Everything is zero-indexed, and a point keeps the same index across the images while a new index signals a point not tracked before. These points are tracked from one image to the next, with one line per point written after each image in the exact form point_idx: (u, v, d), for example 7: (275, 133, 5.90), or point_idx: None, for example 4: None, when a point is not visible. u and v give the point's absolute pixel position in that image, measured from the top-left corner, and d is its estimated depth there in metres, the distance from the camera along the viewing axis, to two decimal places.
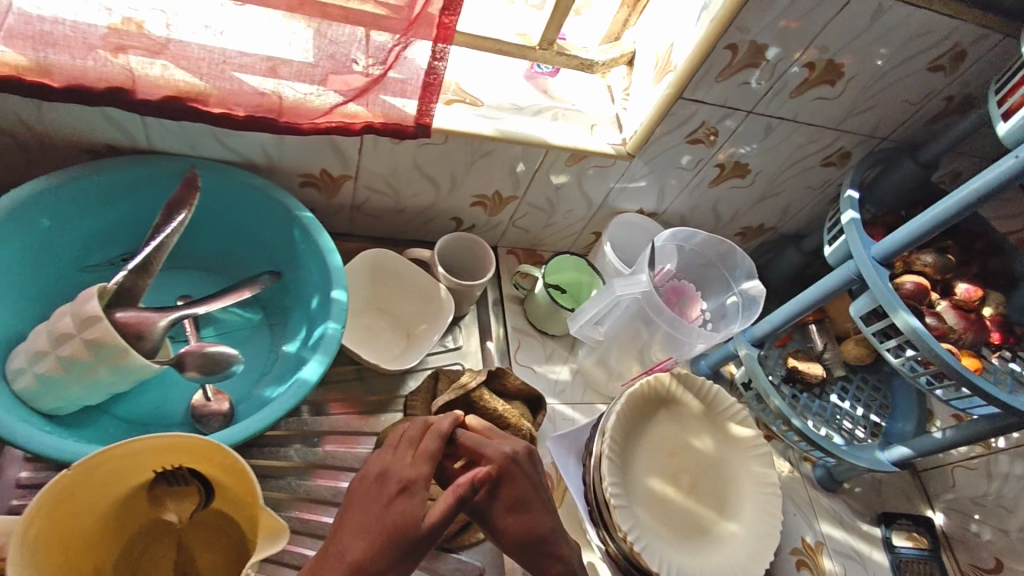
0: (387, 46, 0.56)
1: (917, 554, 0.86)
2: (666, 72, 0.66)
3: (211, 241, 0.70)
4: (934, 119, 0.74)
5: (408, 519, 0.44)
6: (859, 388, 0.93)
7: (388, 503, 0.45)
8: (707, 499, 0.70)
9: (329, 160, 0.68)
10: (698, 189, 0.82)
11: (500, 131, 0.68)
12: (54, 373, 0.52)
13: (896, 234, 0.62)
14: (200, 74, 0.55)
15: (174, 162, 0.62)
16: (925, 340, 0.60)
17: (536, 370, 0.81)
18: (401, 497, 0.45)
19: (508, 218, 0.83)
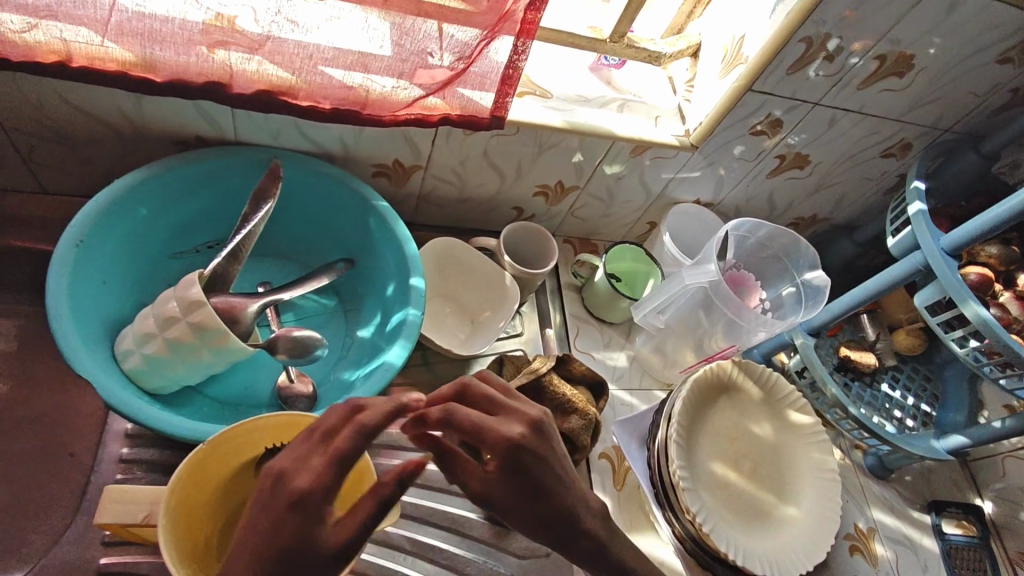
0: (470, 43, 0.57)
1: (967, 541, 0.87)
2: (735, 65, 0.67)
3: (289, 229, 0.72)
4: (999, 111, 0.74)
5: (305, 536, 0.37)
6: (909, 378, 0.93)
7: (277, 517, 0.38)
8: (769, 484, 0.72)
9: (402, 151, 0.70)
10: (757, 180, 0.83)
11: (569, 123, 0.70)
12: (160, 354, 0.55)
13: (966, 226, 0.63)
14: (292, 69, 0.57)
15: (259, 153, 0.65)
16: (995, 331, 0.62)
17: (595, 356, 0.83)
18: (293, 516, 0.37)
19: (567, 207, 0.84)
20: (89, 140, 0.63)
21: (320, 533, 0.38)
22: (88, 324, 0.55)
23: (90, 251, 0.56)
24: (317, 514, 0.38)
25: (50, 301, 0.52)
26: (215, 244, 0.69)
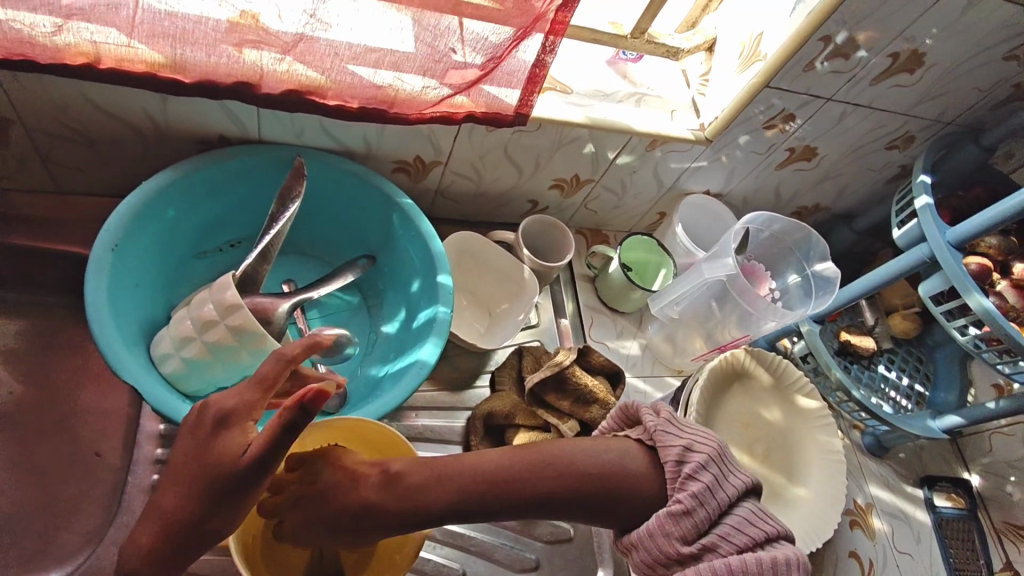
0: (501, 43, 0.58)
1: (955, 513, 0.92)
2: (753, 61, 0.69)
3: (309, 226, 0.72)
4: (999, 105, 0.77)
5: (219, 457, 0.43)
6: (904, 359, 0.97)
7: (204, 443, 0.44)
8: (778, 466, 0.76)
9: (423, 147, 0.71)
10: (765, 171, 0.85)
11: (590, 119, 0.71)
12: (201, 357, 0.56)
13: (972, 220, 0.66)
14: (323, 69, 0.57)
15: (283, 152, 0.65)
16: (996, 320, 0.64)
17: (609, 345, 0.85)
18: (214, 435, 0.44)
19: (581, 200, 0.85)
20: (110, 140, 0.62)
21: (231, 453, 0.43)
22: (127, 328, 0.55)
23: (124, 255, 0.56)
24: (229, 437, 0.43)
25: (91, 307, 0.52)
26: (238, 242, 0.69)
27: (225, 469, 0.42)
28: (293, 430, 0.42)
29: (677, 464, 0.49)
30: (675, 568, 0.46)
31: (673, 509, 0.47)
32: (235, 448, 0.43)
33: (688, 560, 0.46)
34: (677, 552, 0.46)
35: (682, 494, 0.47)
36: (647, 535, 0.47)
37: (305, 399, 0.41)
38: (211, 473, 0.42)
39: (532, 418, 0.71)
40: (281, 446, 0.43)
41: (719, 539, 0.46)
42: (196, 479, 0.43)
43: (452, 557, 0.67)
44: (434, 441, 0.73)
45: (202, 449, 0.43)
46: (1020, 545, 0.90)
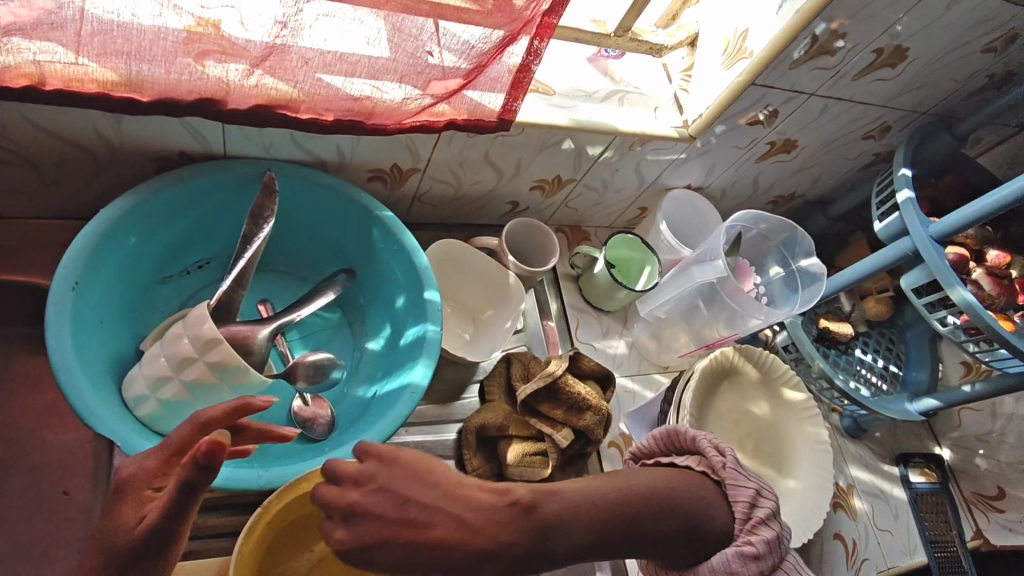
0: (487, 50, 0.55)
1: (930, 488, 0.95)
2: (739, 58, 0.68)
3: (281, 242, 0.68)
4: (973, 94, 0.78)
5: (117, 527, 0.39)
6: (878, 341, 0.99)
7: (107, 510, 0.40)
8: (768, 461, 0.76)
9: (400, 156, 0.67)
10: (745, 164, 0.85)
11: (575, 121, 0.68)
12: (179, 398, 0.52)
13: (954, 214, 0.67)
14: (294, 81, 0.53)
15: (251, 167, 0.60)
16: (978, 313, 0.66)
17: (596, 346, 0.85)
18: (118, 498, 0.40)
19: (562, 199, 0.84)
20: (57, 162, 0.57)
21: (128, 523, 0.39)
22: (96, 370, 0.51)
23: (86, 292, 0.52)
24: (127, 507, 0.39)
25: (54, 353, 0.48)
26: (207, 263, 0.65)
27: (122, 542, 0.38)
28: (189, 490, 0.37)
29: (749, 508, 0.42)
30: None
31: (744, 551, 0.40)
32: (132, 517, 0.39)
33: None
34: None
35: (755, 538, 0.40)
36: None
37: (197, 455, 0.36)
38: (107, 545, 0.38)
39: (525, 429, 0.70)
40: (177, 511, 0.38)
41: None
42: (94, 555, 0.38)
43: None
44: (427, 458, 0.71)
45: (103, 518, 0.39)
46: (989, 513, 0.95)
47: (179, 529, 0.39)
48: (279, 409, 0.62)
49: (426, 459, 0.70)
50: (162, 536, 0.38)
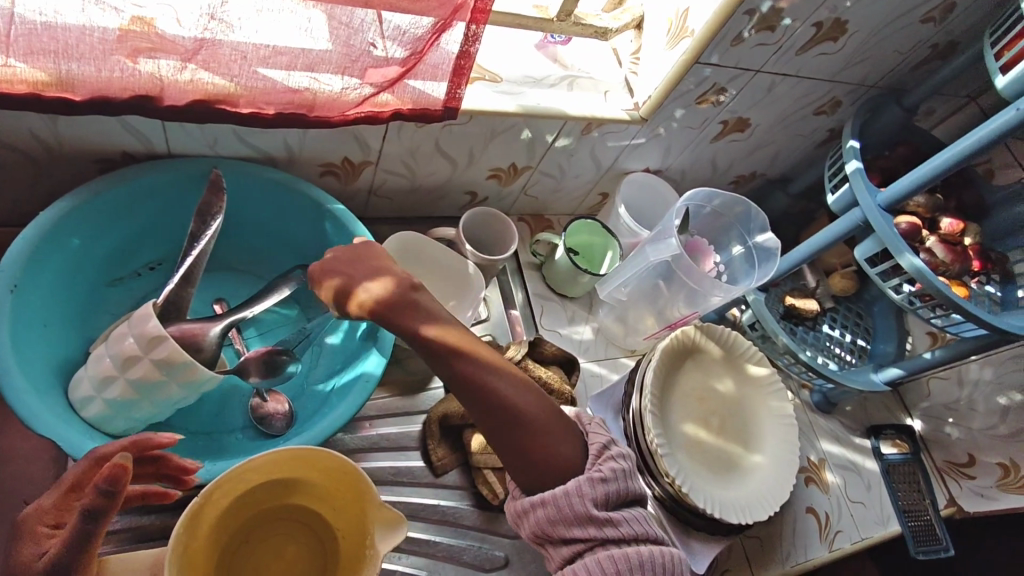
0: (421, 36, 0.55)
1: (901, 458, 0.96)
2: (682, 37, 0.68)
3: (235, 241, 0.68)
4: (920, 65, 0.79)
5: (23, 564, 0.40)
6: (846, 316, 1.00)
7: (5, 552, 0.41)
8: (735, 437, 0.76)
9: (350, 149, 0.67)
10: (700, 145, 0.86)
11: (522, 107, 0.69)
12: (126, 397, 0.52)
13: (900, 182, 0.68)
14: (230, 75, 0.53)
15: (197, 165, 0.60)
16: (928, 279, 0.66)
17: (561, 333, 0.85)
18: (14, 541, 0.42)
19: (520, 187, 0.84)
20: None
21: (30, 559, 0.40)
22: (39, 372, 0.51)
23: (26, 295, 0.52)
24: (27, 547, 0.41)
25: None
26: (159, 264, 0.64)
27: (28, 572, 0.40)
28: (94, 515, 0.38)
29: (600, 446, 0.53)
30: (577, 541, 0.49)
31: (594, 475, 0.50)
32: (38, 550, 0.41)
33: (595, 521, 0.49)
34: (585, 528, 0.49)
35: (604, 467, 0.51)
36: (565, 495, 0.49)
37: (100, 479, 0.38)
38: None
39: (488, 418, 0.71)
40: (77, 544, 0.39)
41: (628, 530, 0.49)
42: None
43: (418, 566, 0.66)
44: (390, 449, 0.71)
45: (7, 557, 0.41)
46: (962, 481, 0.96)
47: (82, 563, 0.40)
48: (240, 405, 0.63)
49: (390, 451, 0.70)
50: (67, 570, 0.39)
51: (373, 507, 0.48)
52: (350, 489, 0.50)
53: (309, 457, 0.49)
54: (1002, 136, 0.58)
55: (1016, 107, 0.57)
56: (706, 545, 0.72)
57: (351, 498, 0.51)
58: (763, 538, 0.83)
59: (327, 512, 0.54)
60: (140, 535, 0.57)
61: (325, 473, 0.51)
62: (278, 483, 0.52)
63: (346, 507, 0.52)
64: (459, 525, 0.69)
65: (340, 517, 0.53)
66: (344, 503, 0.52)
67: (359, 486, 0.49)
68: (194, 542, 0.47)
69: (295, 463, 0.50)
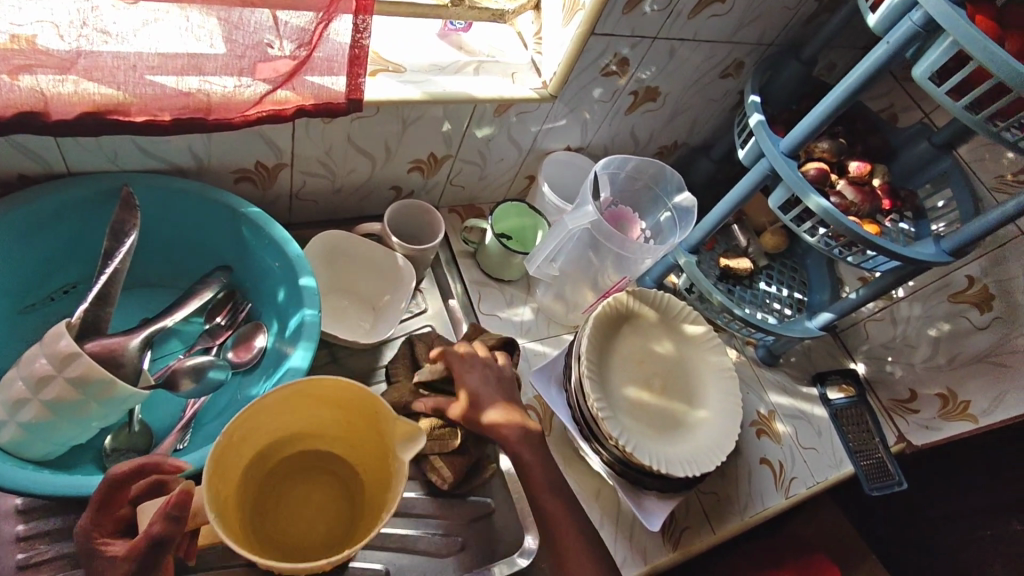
0: (306, 27, 0.55)
1: (848, 402, 0.99)
2: (576, 12, 0.70)
3: (153, 256, 0.68)
4: (810, 20, 0.83)
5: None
6: (780, 272, 1.03)
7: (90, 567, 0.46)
8: (677, 395, 0.77)
9: (262, 152, 0.68)
10: (616, 118, 0.88)
11: (428, 94, 0.69)
12: (42, 419, 0.51)
13: (797, 127, 0.71)
14: (117, 84, 0.53)
15: (103, 182, 0.60)
16: (835, 217, 0.69)
17: (500, 317, 0.85)
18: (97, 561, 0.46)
19: (444, 177, 0.85)
20: None
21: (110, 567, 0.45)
22: None
23: None
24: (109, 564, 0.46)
25: None
26: (72, 287, 0.64)
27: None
28: (163, 541, 0.44)
29: None
30: None
31: None
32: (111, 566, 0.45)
33: None
34: None
35: None
36: None
37: (171, 507, 0.44)
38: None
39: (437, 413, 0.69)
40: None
41: None
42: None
43: (373, 560, 0.65)
44: None
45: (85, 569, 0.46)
46: (908, 416, 0.98)
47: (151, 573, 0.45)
48: (169, 418, 0.62)
49: None
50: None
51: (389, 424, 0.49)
52: (366, 413, 0.51)
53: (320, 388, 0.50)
54: (879, 71, 0.61)
55: (886, 41, 0.59)
56: (657, 501, 0.74)
57: (369, 422, 0.52)
58: (719, 493, 0.83)
59: (342, 444, 0.56)
60: (78, 562, 0.56)
61: (334, 406, 0.52)
62: (293, 429, 0.53)
63: (366, 438, 0.54)
64: (412, 516, 0.68)
65: (359, 448, 0.55)
66: (361, 431, 0.53)
67: (374, 406, 0.50)
68: (227, 491, 0.48)
69: (305, 404, 0.51)
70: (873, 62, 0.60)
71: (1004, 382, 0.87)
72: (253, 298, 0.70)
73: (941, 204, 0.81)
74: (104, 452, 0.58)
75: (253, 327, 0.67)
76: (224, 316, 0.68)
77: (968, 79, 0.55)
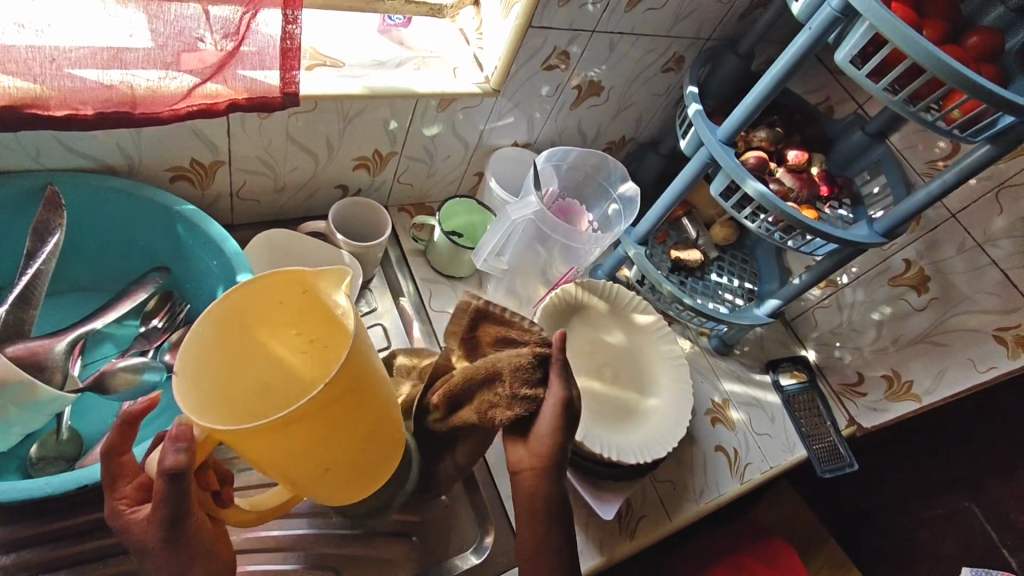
0: (233, 18, 0.56)
1: (800, 388, 1.01)
2: (512, 5, 0.71)
3: (85, 258, 0.66)
4: (745, 15, 0.85)
5: (145, 549, 0.42)
6: (731, 263, 1.05)
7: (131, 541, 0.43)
8: (628, 384, 0.78)
9: (197, 149, 0.66)
10: (561, 114, 0.89)
11: (367, 88, 0.69)
12: None
13: (732, 116, 0.73)
14: (32, 76, 0.51)
15: (26, 182, 0.58)
16: (772, 202, 0.70)
17: (452, 313, 0.85)
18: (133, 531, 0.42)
19: (391, 175, 0.84)
20: None
21: (142, 526, 0.42)
22: None
23: None
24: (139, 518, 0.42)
25: None
26: None
27: (149, 540, 0.42)
28: (177, 476, 0.39)
29: None
30: None
31: None
32: (143, 525, 0.42)
33: None
34: None
35: None
36: None
37: (171, 439, 0.39)
38: (148, 548, 0.42)
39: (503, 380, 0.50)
40: (182, 547, 0.42)
41: None
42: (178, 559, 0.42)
43: (323, 563, 0.63)
44: None
45: (127, 544, 0.43)
46: (856, 399, 1.00)
47: (184, 507, 0.41)
48: (99, 423, 0.60)
49: None
50: (184, 538, 0.42)
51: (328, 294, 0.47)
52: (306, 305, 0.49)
53: (248, 299, 0.48)
54: (805, 56, 0.62)
55: (808, 28, 0.62)
56: (612, 491, 0.75)
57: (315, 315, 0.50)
58: (675, 481, 0.83)
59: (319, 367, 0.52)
60: None
61: (273, 317, 0.50)
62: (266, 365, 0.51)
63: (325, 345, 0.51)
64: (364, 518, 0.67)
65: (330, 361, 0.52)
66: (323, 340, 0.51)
67: (302, 290, 0.49)
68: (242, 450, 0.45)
69: (240, 332, 0.49)
70: (797, 49, 0.62)
71: (942, 360, 0.90)
72: (192, 299, 0.68)
73: (876, 190, 0.84)
74: (30, 460, 0.56)
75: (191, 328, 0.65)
76: (161, 319, 0.66)
77: (886, 61, 0.57)
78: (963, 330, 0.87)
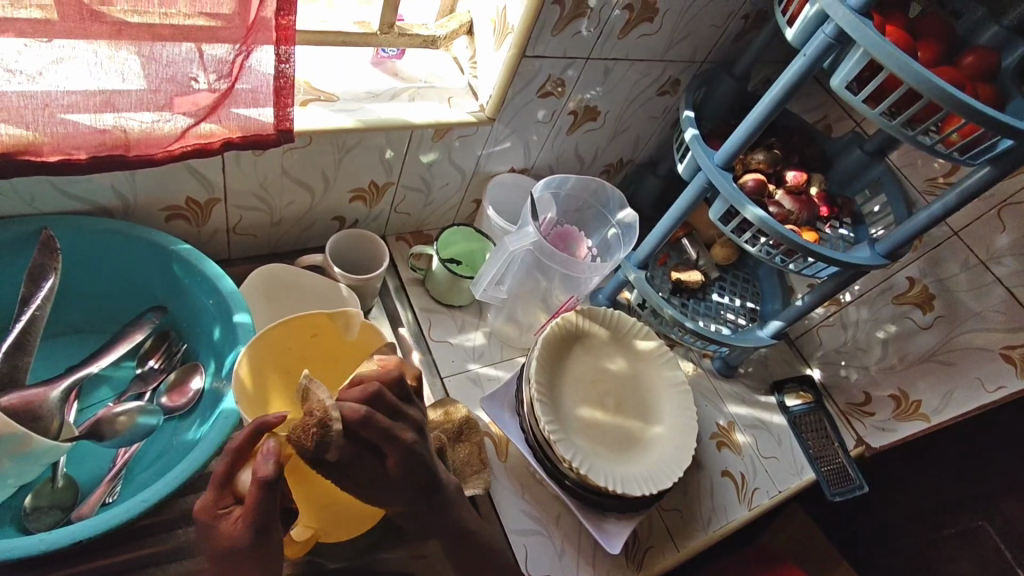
0: (226, 58, 0.55)
1: (806, 408, 0.99)
2: (506, 35, 0.71)
3: (82, 300, 0.66)
4: (740, 37, 0.85)
5: (225, 555, 0.44)
6: (732, 283, 1.04)
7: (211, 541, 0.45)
8: (632, 412, 0.77)
9: (191, 187, 0.66)
10: (558, 139, 0.89)
11: (361, 121, 0.69)
12: None
13: (729, 141, 0.72)
14: (25, 123, 0.50)
15: (24, 226, 0.58)
16: (772, 226, 0.70)
17: (452, 343, 0.84)
18: (217, 535, 0.45)
19: (388, 205, 0.84)
20: None
21: (230, 529, 0.45)
22: None
23: None
24: (226, 521, 0.45)
25: None
26: None
27: (234, 546, 0.44)
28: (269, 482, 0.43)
29: None
30: None
31: None
32: (230, 530, 0.44)
33: None
34: None
35: None
36: None
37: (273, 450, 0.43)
38: (230, 552, 0.44)
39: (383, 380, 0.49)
40: (266, 551, 0.45)
41: None
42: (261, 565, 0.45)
43: None
44: None
45: (208, 548, 0.45)
46: (865, 419, 0.98)
47: (272, 516, 0.45)
48: (98, 469, 0.59)
49: None
50: (269, 542, 0.45)
51: (343, 328, 0.63)
52: (318, 344, 0.64)
53: (265, 353, 0.60)
54: (801, 81, 0.62)
55: (803, 54, 0.61)
56: (618, 523, 0.73)
57: (325, 348, 0.64)
58: (682, 509, 0.82)
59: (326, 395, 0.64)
60: None
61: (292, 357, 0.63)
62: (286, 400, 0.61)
63: (332, 370, 0.65)
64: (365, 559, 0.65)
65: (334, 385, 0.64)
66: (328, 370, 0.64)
67: (315, 331, 0.63)
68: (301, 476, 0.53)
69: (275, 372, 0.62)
70: (793, 75, 0.62)
71: (949, 379, 0.88)
72: (189, 339, 0.67)
73: (877, 208, 0.83)
74: (25, 511, 0.55)
75: (188, 369, 0.64)
76: (157, 360, 0.65)
77: (882, 86, 0.57)
78: (970, 349, 0.86)
